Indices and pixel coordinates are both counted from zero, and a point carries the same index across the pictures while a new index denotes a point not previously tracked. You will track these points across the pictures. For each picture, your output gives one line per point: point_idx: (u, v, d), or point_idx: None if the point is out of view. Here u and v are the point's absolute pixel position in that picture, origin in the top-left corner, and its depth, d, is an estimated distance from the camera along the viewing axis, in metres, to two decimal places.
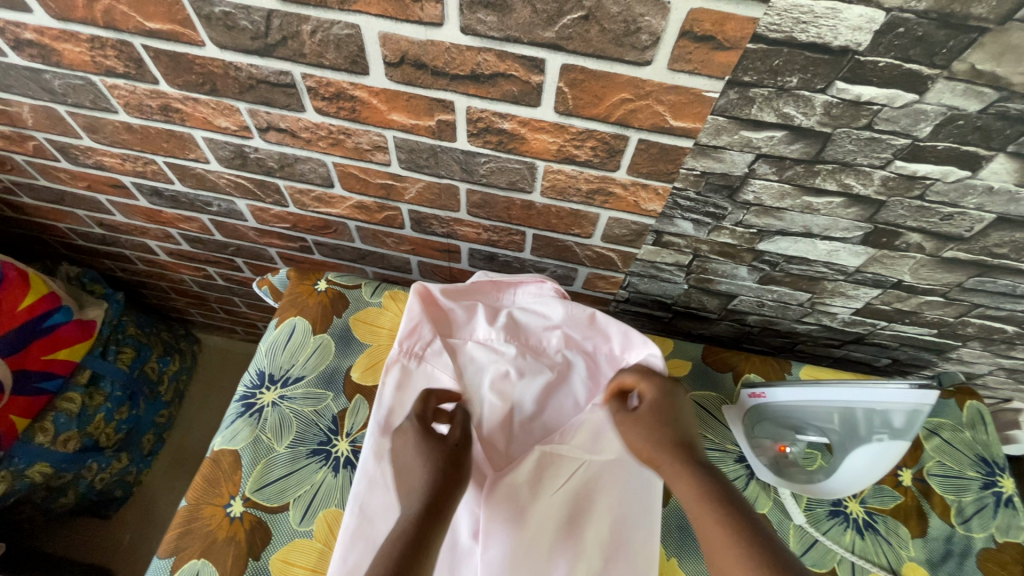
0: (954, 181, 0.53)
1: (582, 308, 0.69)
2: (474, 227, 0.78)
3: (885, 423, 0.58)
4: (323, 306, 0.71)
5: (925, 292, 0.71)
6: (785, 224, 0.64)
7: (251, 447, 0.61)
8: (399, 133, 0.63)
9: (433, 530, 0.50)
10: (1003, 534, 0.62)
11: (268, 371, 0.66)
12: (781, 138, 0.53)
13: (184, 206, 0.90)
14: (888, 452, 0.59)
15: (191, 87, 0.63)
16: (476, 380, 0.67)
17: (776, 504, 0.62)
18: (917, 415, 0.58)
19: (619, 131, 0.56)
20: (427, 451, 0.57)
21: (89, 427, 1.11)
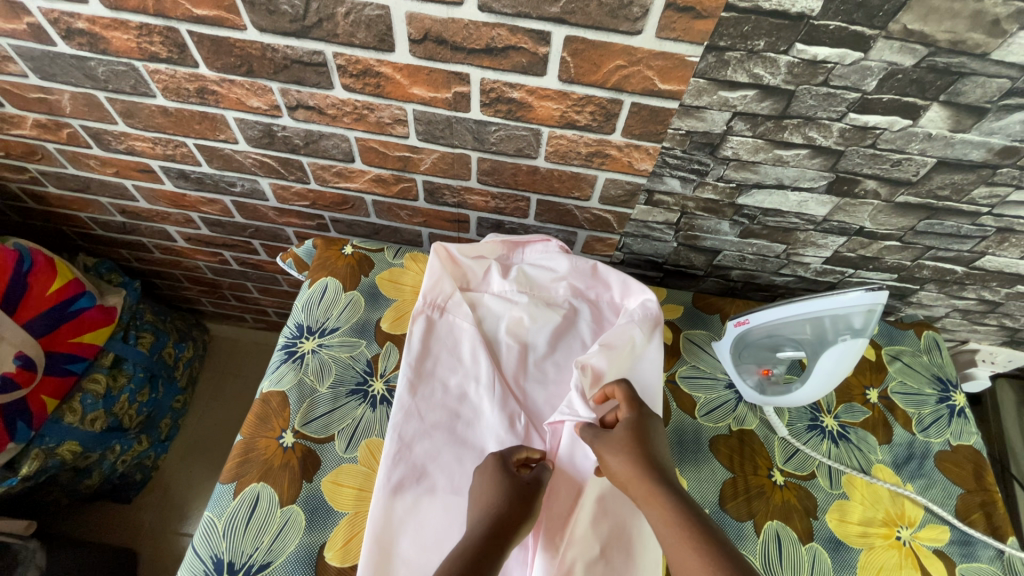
0: (899, 129, 0.63)
1: (585, 261, 0.78)
2: (483, 195, 0.86)
3: (847, 325, 0.62)
4: (351, 267, 0.78)
5: (884, 237, 0.81)
6: (760, 177, 0.73)
7: (296, 388, 0.68)
8: (418, 106, 0.71)
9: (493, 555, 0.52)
10: (956, 438, 0.72)
11: (306, 323, 0.73)
12: (752, 96, 0.62)
13: (208, 187, 0.96)
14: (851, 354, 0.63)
15: (229, 69, 0.70)
16: (494, 327, 0.75)
17: (762, 421, 0.71)
18: (873, 314, 0.62)
19: (615, 96, 0.65)
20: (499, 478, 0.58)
21: (114, 407, 1.16)
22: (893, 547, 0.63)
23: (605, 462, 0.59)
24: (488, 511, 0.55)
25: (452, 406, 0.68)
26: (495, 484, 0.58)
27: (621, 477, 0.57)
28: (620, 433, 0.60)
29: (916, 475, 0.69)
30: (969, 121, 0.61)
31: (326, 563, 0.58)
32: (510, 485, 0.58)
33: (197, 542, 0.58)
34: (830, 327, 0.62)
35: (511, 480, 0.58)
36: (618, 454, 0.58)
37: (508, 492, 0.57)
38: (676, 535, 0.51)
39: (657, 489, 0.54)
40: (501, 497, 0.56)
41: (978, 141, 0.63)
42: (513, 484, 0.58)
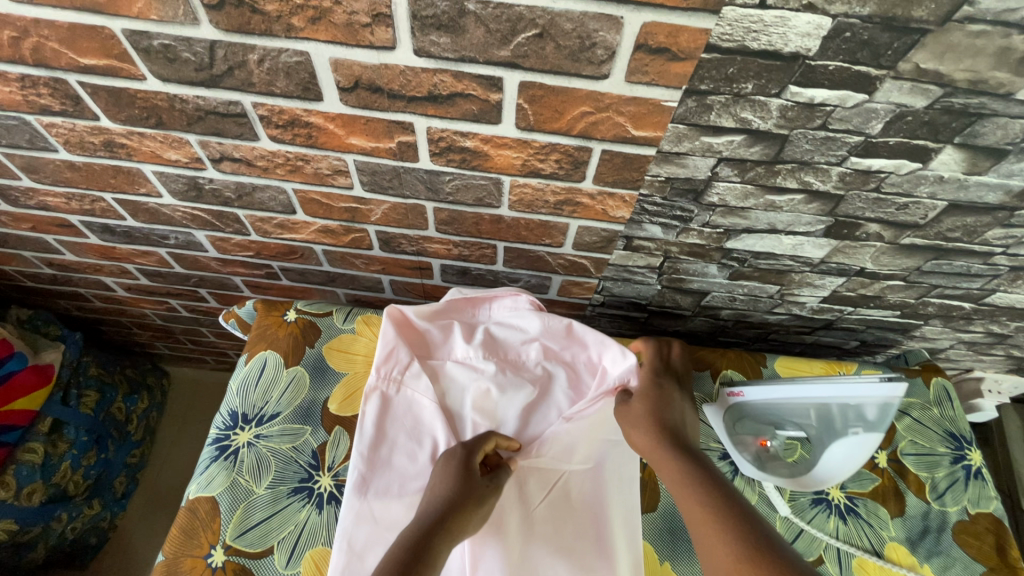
0: (906, 173, 0.55)
1: (558, 319, 0.69)
2: (444, 243, 0.77)
3: (859, 417, 0.58)
4: (294, 337, 0.69)
5: (887, 277, 0.73)
6: (750, 222, 0.65)
7: (228, 492, 0.59)
8: (359, 157, 0.62)
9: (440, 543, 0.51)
10: (974, 506, 0.65)
11: (241, 410, 0.63)
12: (740, 142, 0.54)
13: (139, 240, 0.86)
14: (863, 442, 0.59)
15: (135, 122, 0.60)
16: (458, 400, 0.67)
17: (761, 498, 0.63)
18: (888, 407, 0.57)
19: (582, 143, 0.56)
20: (456, 475, 0.57)
21: (54, 477, 1.05)
22: None
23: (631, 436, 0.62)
24: (440, 498, 0.55)
25: (412, 499, 0.60)
26: (452, 477, 0.57)
27: (645, 449, 0.60)
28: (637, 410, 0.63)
29: (932, 552, 0.62)
30: (986, 163, 0.53)
31: None
32: (462, 478, 0.57)
33: None
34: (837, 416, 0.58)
35: (463, 468, 0.58)
36: (639, 428, 0.61)
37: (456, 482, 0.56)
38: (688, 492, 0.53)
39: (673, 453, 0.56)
40: (455, 488, 0.56)
41: (995, 184, 0.56)
42: (467, 478, 0.57)
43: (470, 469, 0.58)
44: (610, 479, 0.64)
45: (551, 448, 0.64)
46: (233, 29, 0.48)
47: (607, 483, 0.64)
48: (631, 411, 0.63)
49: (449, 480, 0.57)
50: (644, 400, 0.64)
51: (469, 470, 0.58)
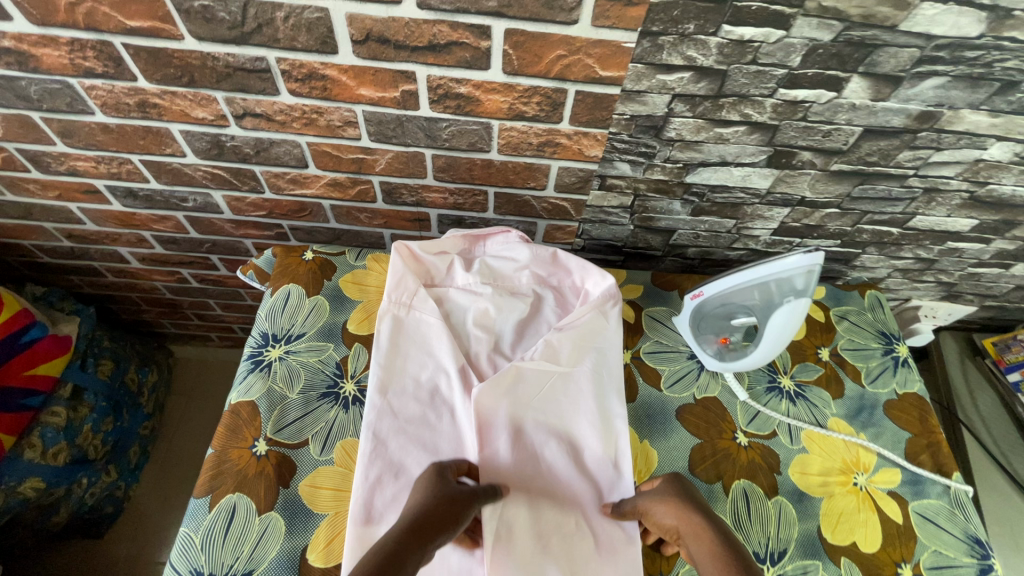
0: (825, 101, 0.67)
1: (545, 248, 0.79)
2: (441, 191, 0.87)
3: (791, 287, 0.63)
4: (313, 272, 0.78)
5: (825, 205, 0.85)
6: (704, 155, 0.77)
7: (266, 396, 0.67)
8: (367, 107, 0.72)
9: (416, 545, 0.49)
10: (902, 387, 0.77)
11: (271, 331, 0.72)
12: (689, 78, 0.65)
13: (159, 204, 0.93)
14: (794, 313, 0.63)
15: (170, 81, 0.69)
16: (462, 321, 0.76)
17: (724, 388, 0.74)
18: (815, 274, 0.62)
19: (559, 85, 0.67)
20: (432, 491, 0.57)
21: (77, 439, 1.12)
22: (851, 493, 0.67)
23: (655, 516, 0.59)
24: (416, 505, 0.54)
25: (425, 397, 0.69)
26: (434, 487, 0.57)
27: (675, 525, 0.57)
28: (664, 487, 0.61)
29: (868, 424, 0.73)
30: (887, 89, 0.65)
31: (310, 565, 0.58)
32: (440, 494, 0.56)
33: (174, 558, 0.57)
34: (774, 291, 0.63)
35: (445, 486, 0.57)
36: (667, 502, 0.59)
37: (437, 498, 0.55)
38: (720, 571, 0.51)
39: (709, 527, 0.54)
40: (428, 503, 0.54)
41: (897, 108, 0.68)
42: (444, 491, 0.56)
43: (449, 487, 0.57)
44: (595, 376, 0.73)
45: (544, 355, 0.72)
46: None
47: (594, 381, 0.72)
48: (658, 487, 0.62)
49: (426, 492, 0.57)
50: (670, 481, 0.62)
51: (451, 490, 0.57)
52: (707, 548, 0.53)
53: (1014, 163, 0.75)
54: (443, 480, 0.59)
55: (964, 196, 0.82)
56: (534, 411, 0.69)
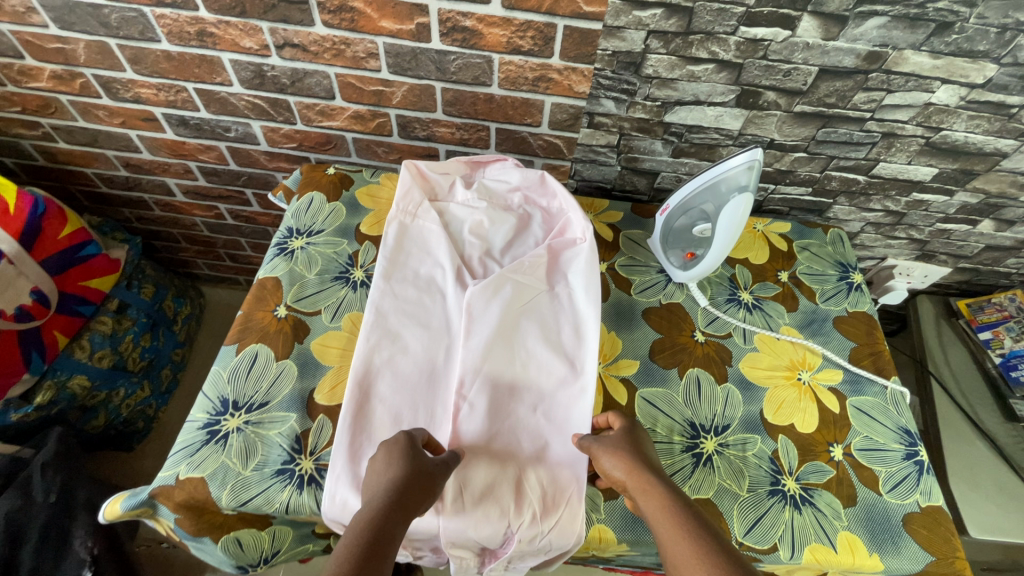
0: (782, 40, 0.77)
1: (534, 171, 0.90)
2: (449, 126, 0.98)
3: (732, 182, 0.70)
4: (334, 184, 0.90)
5: (793, 149, 0.94)
6: (680, 94, 0.87)
7: (287, 274, 0.79)
8: (387, 39, 0.84)
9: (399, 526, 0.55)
10: (853, 306, 0.84)
11: (296, 227, 0.84)
12: (660, 15, 0.76)
13: (206, 134, 1.07)
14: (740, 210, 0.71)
15: (225, 11, 0.83)
16: (459, 230, 0.87)
17: (687, 296, 0.83)
18: (753, 167, 0.68)
19: (549, 19, 0.78)
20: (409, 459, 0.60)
21: (119, 348, 1.25)
22: (794, 385, 0.75)
23: (603, 465, 0.64)
24: (393, 483, 0.57)
25: (422, 286, 0.80)
26: (402, 459, 0.59)
27: (625, 479, 0.62)
28: (617, 439, 0.65)
29: (817, 333, 0.81)
30: (835, 29, 0.75)
31: (316, 402, 0.69)
32: (414, 469, 0.59)
33: (206, 388, 0.69)
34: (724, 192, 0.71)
35: (419, 460, 0.60)
36: (618, 457, 0.63)
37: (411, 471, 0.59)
38: (669, 523, 0.56)
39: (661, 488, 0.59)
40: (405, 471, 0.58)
41: (847, 48, 0.77)
42: (419, 466, 0.59)
43: (422, 461, 0.60)
44: (580, 290, 0.80)
45: (533, 265, 0.81)
46: None
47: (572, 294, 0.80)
48: (613, 438, 0.65)
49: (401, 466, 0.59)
50: (620, 434, 0.66)
51: (424, 465, 0.60)
52: (656, 507, 0.58)
53: (961, 108, 0.84)
54: (413, 445, 0.61)
55: (921, 142, 0.90)
56: (520, 314, 0.77)
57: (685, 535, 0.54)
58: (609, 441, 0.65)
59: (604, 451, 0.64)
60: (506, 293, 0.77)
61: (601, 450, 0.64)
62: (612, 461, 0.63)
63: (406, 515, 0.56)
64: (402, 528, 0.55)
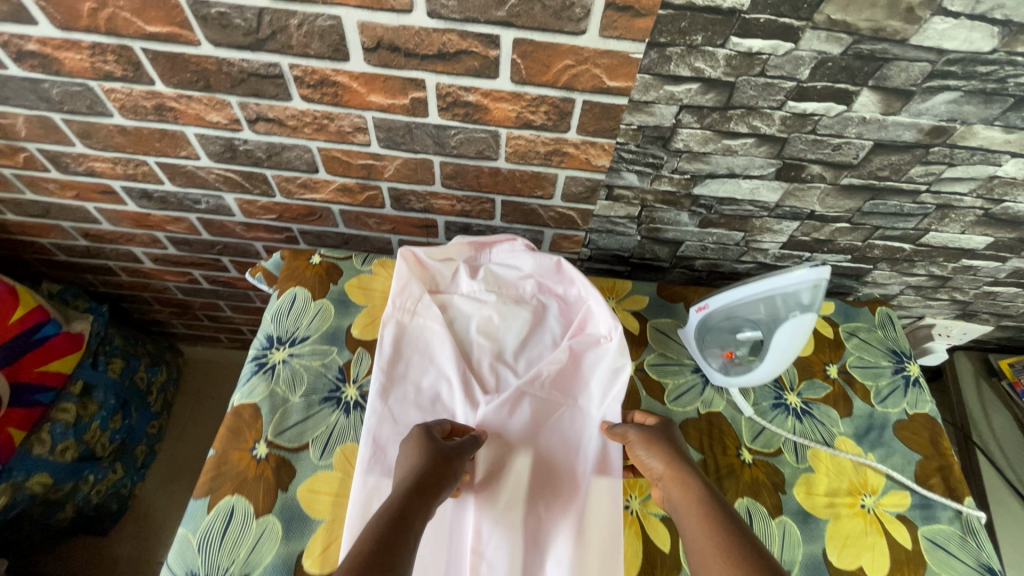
0: (835, 115, 0.67)
1: (548, 257, 0.79)
2: (449, 199, 0.87)
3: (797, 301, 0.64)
4: (319, 276, 0.79)
5: (834, 220, 0.84)
6: (712, 167, 0.76)
7: (268, 399, 0.68)
8: (377, 114, 0.72)
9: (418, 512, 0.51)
10: (912, 407, 0.75)
11: (276, 334, 0.73)
12: (696, 90, 0.65)
13: (173, 206, 0.95)
14: (802, 330, 0.64)
15: (186, 85, 0.71)
16: (465, 328, 0.76)
17: (728, 403, 0.74)
18: (821, 288, 0.64)
19: (566, 94, 0.67)
20: (426, 445, 0.59)
21: (85, 436, 1.13)
22: (858, 515, 0.66)
23: (640, 458, 0.63)
24: (410, 471, 0.55)
25: (425, 406, 0.69)
26: (418, 446, 0.58)
27: (660, 471, 0.61)
28: (654, 432, 0.64)
29: (876, 444, 0.72)
30: (898, 103, 0.65)
31: (305, 571, 0.58)
32: (434, 454, 0.57)
33: (172, 559, 0.58)
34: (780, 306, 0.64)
35: (435, 446, 0.58)
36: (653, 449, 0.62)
37: (430, 456, 0.57)
38: (703, 515, 0.54)
39: (694, 481, 0.57)
40: (424, 459, 0.57)
41: (909, 123, 0.67)
42: (437, 451, 0.58)
43: (441, 446, 0.59)
44: (609, 403, 0.71)
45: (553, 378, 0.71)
46: None
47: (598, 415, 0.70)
48: (642, 431, 0.64)
49: (419, 457, 0.57)
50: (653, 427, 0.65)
51: (442, 450, 0.58)
52: (688, 499, 0.56)
53: None
54: (429, 434, 0.60)
55: (978, 213, 0.81)
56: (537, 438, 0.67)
57: (717, 532, 0.52)
58: (647, 432, 0.64)
59: (637, 440, 0.64)
60: (526, 413, 0.68)
61: (632, 440, 0.64)
62: (646, 451, 0.62)
63: (426, 499, 0.53)
64: (422, 516, 0.51)
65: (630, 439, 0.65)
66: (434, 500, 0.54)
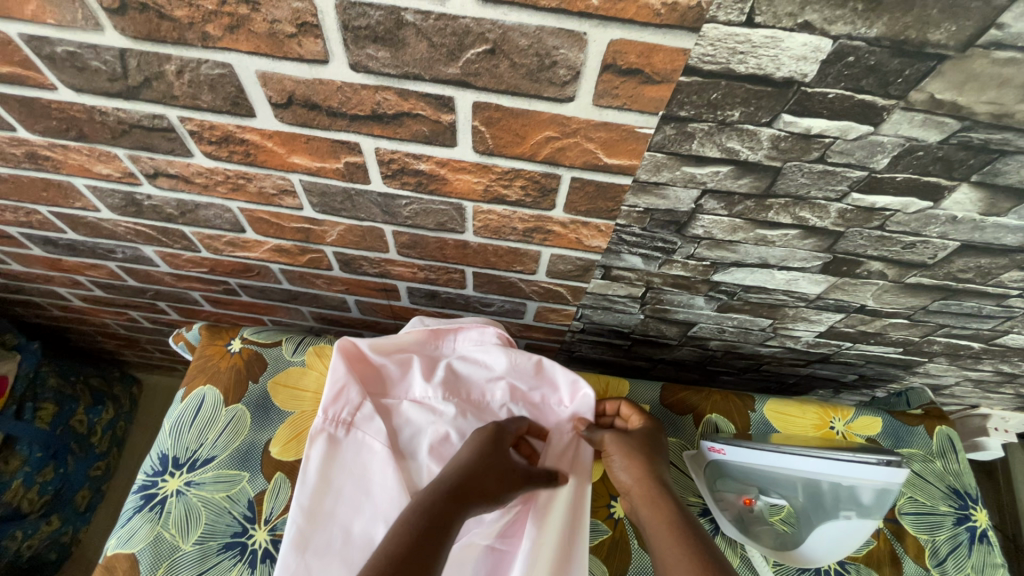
0: (914, 211, 0.49)
1: (526, 356, 0.64)
2: (408, 266, 0.71)
3: (853, 499, 0.57)
4: (237, 369, 0.64)
5: (890, 315, 0.67)
6: (740, 256, 0.59)
7: (151, 548, 0.53)
8: (305, 177, 0.55)
9: (454, 517, 0.50)
10: (978, 574, 0.59)
11: (172, 454, 0.58)
12: (727, 173, 0.47)
13: (85, 253, 0.80)
14: (856, 529, 0.57)
15: (56, 134, 0.54)
16: (413, 445, 0.61)
17: (742, 561, 0.58)
18: (887, 493, 0.56)
19: (549, 169, 0.49)
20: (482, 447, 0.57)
21: (6, 495, 1.01)
22: None
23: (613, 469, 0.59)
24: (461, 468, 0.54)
25: (351, 558, 0.54)
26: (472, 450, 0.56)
27: (630, 485, 0.56)
28: (634, 442, 0.59)
29: None
30: (1006, 203, 0.47)
31: None
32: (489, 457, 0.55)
33: None
34: (833, 494, 0.57)
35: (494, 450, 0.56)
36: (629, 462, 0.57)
37: (484, 458, 0.55)
38: (671, 534, 0.50)
39: (666, 499, 0.53)
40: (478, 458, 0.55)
41: (1015, 226, 0.49)
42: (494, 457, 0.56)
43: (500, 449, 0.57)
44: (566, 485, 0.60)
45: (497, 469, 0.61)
46: (141, 36, 0.42)
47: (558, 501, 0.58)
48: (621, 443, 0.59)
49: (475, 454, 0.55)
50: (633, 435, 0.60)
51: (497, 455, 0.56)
52: (658, 518, 0.52)
53: None
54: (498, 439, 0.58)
55: None
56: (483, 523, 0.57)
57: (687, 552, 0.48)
58: (623, 440, 0.59)
59: (619, 453, 0.59)
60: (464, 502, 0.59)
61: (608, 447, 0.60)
62: (619, 464, 0.58)
63: (467, 504, 0.51)
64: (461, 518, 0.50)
65: (607, 449, 0.60)
66: (476, 505, 0.52)
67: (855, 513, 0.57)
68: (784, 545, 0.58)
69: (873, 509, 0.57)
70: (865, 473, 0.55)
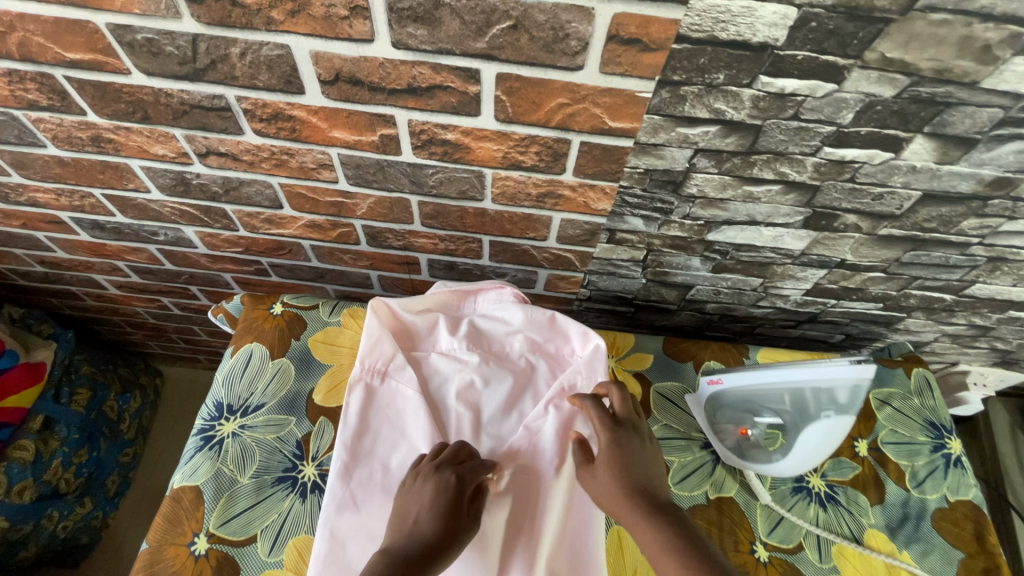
0: (879, 162, 0.56)
1: (541, 312, 0.70)
2: (430, 238, 0.78)
3: (831, 400, 0.62)
4: (280, 329, 0.70)
5: (868, 269, 0.74)
6: (730, 214, 0.66)
7: (213, 481, 0.60)
8: (343, 150, 0.63)
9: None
10: (954, 493, 0.65)
11: (227, 402, 0.65)
12: (715, 132, 0.55)
13: (129, 237, 0.86)
14: (837, 426, 0.63)
15: (122, 116, 0.61)
16: (442, 391, 0.67)
17: (742, 486, 0.65)
18: (859, 389, 0.62)
19: (561, 134, 0.57)
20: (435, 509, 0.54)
21: (45, 474, 1.05)
22: None
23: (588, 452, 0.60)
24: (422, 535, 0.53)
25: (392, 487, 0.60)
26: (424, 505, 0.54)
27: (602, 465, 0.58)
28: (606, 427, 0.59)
29: (912, 539, 0.62)
30: (957, 152, 0.54)
31: None
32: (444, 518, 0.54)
33: None
34: (813, 399, 0.62)
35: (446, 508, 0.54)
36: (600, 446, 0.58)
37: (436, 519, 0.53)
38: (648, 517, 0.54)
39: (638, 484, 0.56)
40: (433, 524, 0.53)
41: (967, 173, 0.56)
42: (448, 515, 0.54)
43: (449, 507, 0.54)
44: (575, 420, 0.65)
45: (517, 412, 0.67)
46: (213, 22, 0.49)
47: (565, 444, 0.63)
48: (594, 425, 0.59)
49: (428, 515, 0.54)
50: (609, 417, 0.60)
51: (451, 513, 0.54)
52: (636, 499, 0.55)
53: None
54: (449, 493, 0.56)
55: None
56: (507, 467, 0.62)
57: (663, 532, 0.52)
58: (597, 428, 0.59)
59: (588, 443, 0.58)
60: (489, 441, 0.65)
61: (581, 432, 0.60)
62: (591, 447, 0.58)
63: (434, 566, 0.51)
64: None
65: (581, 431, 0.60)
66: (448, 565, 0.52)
67: (834, 411, 0.62)
68: (774, 459, 0.65)
69: (848, 406, 0.62)
70: (837, 373, 0.60)
